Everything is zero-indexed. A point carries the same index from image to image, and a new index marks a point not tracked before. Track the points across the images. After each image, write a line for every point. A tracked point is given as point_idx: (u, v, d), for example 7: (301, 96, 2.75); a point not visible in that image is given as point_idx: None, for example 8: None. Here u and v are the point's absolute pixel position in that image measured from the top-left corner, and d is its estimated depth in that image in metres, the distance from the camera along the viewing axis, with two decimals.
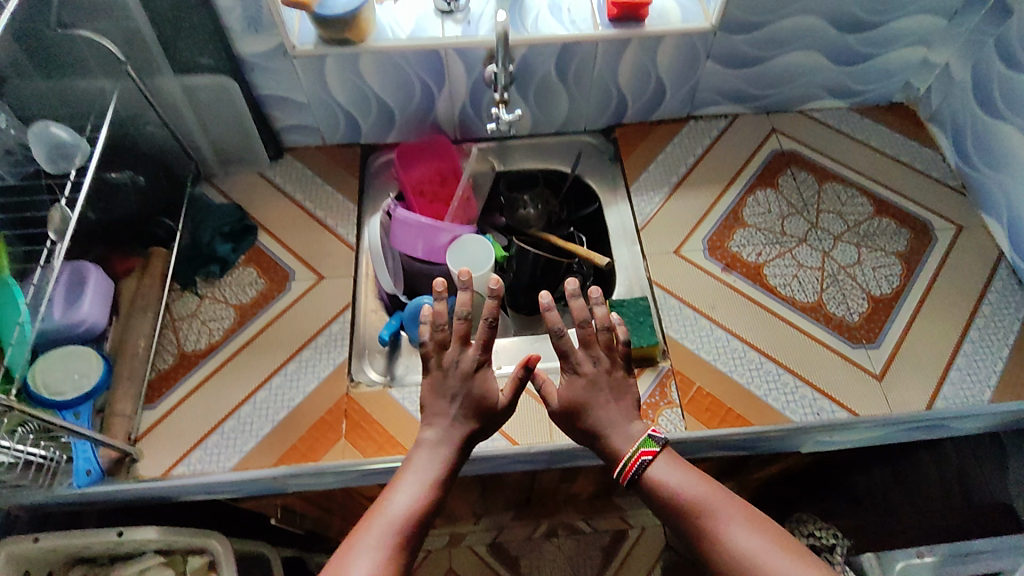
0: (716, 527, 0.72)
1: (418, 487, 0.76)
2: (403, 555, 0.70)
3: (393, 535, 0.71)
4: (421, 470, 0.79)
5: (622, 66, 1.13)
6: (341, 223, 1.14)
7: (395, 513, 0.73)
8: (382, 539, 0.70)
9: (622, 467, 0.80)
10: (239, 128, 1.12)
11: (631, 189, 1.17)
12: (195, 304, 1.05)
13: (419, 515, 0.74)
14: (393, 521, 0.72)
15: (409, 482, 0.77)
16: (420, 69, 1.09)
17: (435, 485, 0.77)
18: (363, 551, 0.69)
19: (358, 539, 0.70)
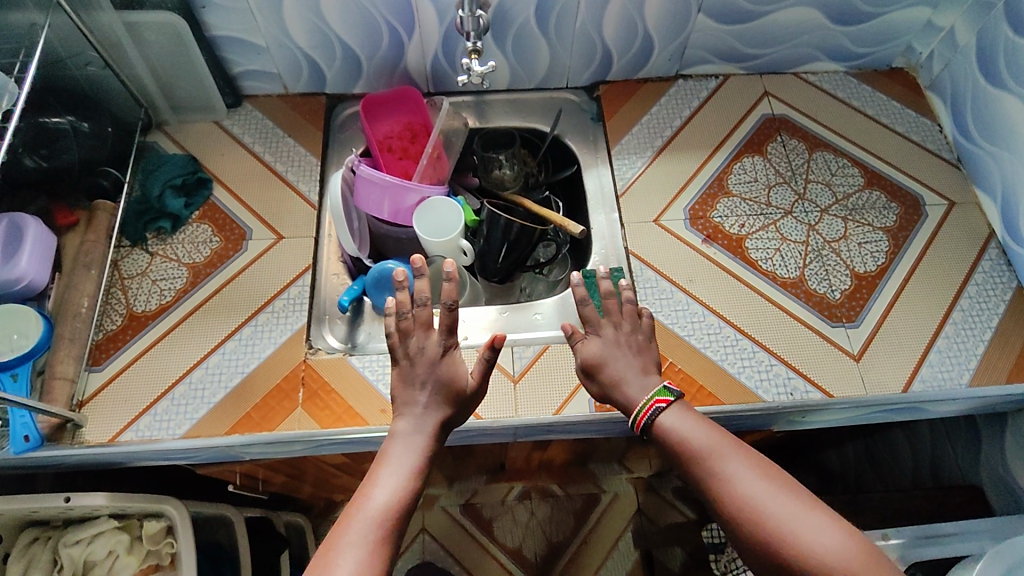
0: (724, 472, 0.68)
1: (397, 477, 0.72)
2: (388, 548, 0.66)
3: (376, 531, 0.66)
4: (399, 459, 0.74)
5: (607, 17, 1.04)
6: (303, 179, 1.07)
7: (376, 506, 0.69)
8: (366, 535, 0.66)
9: (637, 414, 0.76)
10: (191, 73, 1.04)
11: (611, 151, 1.11)
12: (145, 262, 1.00)
13: (400, 506, 0.70)
14: (373, 516, 0.67)
15: (390, 470, 0.73)
16: (387, 13, 1.00)
17: (414, 474, 0.73)
18: (347, 547, 0.65)
19: (341, 535, 0.66)
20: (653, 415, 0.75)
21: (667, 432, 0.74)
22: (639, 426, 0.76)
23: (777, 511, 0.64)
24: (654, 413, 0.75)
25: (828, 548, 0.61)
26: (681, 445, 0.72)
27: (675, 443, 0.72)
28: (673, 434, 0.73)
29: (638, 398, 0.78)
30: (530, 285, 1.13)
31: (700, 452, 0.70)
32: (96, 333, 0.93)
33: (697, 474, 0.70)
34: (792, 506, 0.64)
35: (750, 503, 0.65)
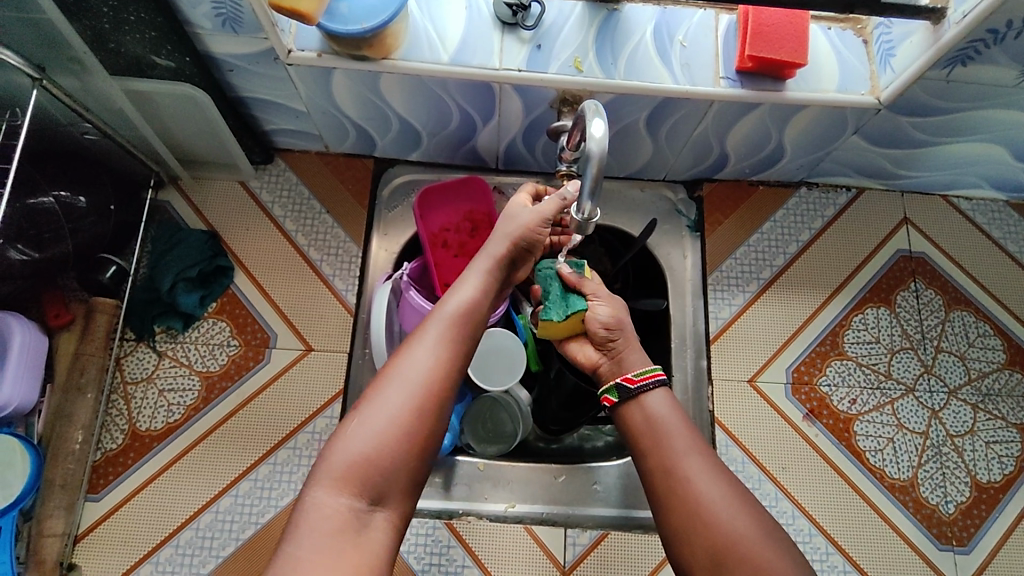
0: (672, 439, 0.64)
1: (481, 279, 0.63)
2: (463, 353, 0.58)
3: (452, 329, 0.58)
4: (479, 268, 0.63)
5: (737, 128, 0.83)
6: (340, 274, 0.91)
7: (455, 308, 0.59)
8: (438, 343, 0.57)
9: (630, 373, 0.69)
10: (212, 136, 0.84)
11: (708, 282, 0.92)
12: (152, 364, 0.85)
13: (480, 311, 0.61)
14: (450, 316, 0.59)
15: (472, 271, 0.63)
16: (462, 99, 0.80)
17: (496, 266, 0.64)
18: (417, 347, 0.56)
19: (413, 335, 0.57)
20: (650, 383, 0.67)
21: (650, 408, 0.66)
22: (632, 384, 0.68)
23: (708, 488, 0.60)
24: (653, 384, 0.68)
25: (744, 535, 0.57)
26: (646, 410, 0.66)
27: (647, 409, 0.66)
28: (650, 404, 0.67)
29: (641, 362, 0.71)
30: (590, 431, 0.95)
31: (658, 419, 0.65)
32: (96, 452, 0.81)
33: (646, 437, 0.65)
34: (728, 490, 0.60)
35: (680, 467, 0.61)
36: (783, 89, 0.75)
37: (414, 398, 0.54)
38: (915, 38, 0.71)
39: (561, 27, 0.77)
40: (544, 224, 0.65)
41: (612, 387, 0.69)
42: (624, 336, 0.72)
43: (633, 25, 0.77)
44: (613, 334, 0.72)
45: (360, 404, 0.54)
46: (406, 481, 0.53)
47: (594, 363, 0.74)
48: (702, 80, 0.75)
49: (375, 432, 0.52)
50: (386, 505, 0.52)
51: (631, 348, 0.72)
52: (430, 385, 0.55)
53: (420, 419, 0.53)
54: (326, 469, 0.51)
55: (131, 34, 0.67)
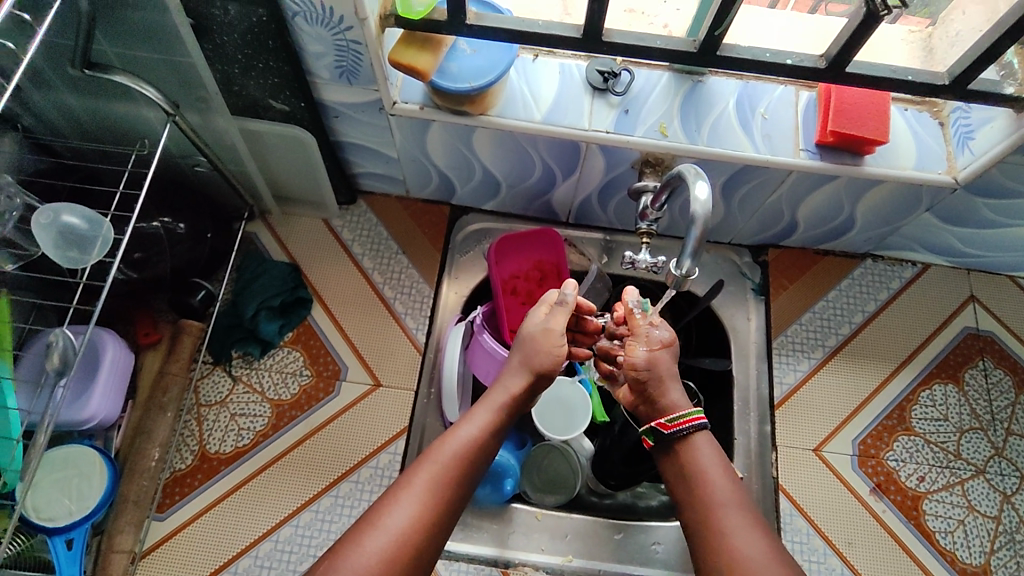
0: (712, 492, 0.60)
1: (480, 423, 0.63)
2: (451, 505, 0.58)
3: (438, 479, 0.58)
4: (474, 414, 0.64)
5: (810, 197, 0.85)
6: (412, 313, 0.94)
7: (448, 455, 0.60)
8: (422, 499, 0.56)
9: (664, 418, 0.65)
10: (308, 175, 0.89)
11: (772, 346, 0.93)
12: (226, 388, 0.88)
13: (475, 456, 0.61)
14: (441, 463, 0.59)
15: (472, 416, 0.64)
16: (548, 154, 0.84)
17: (497, 413, 0.65)
18: (401, 501, 0.55)
19: (400, 484, 0.57)
20: (686, 429, 0.63)
21: (691, 452, 0.63)
22: (666, 431, 0.64)
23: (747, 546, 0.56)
24: (688, 429, 0.63)
25: None
26: (686, 454, 0.64)
27: (687, 454, 0.63)
28: (690, 449, 0.64)
29: (680, 402, 0.66)
30: (645, 487, 0.91)
31: (697, 465, 0.62)
32: (165, 472, 0.82)
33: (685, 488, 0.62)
34: (769, 548, 0.56)
35: (719, 525, 0.58)
36: (861, 164, 0.78)
37: (390, 557, 0.52)
38: (996, 123, 0.74)
39: (648, 94, 0.81)
40: (558, 333, 0.68)
41: (650, 430, 0.66)
42: (654, 377, 0.67)
43: (716, 96, 0.81)
44: (641, 374, 0.67)
45: (336, 551, 0.53)
46: None
47: (631, 401, 0.71)
48: (783, 151, 0.78)
49: None
50: None
51: (665, 387, 0.67)
52: (404, 540, 0.54)
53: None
54: None
55: (256, 78, 0.73)
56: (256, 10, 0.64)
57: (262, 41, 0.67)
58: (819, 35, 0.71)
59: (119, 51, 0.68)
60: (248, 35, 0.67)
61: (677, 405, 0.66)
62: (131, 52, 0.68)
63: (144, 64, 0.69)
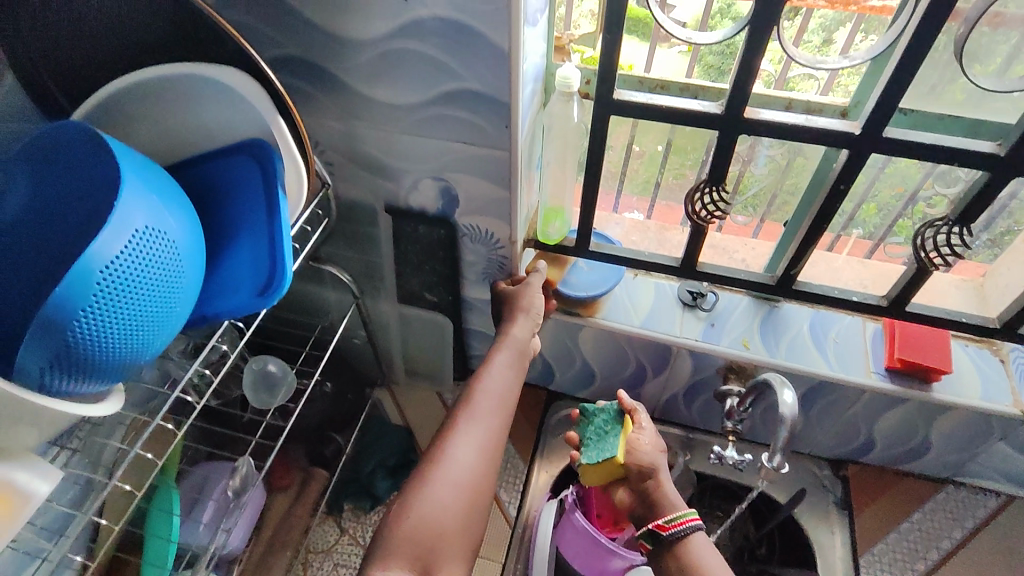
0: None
1: (503, 375, 0.74)
2: (499, 452, 0.67)
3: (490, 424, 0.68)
4: (489, 381, 0.73)
5: (884, 416, 0.93)
6: (507, 487, 1.04)
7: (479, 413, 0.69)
8: (481, 431, 0.67)
9: (662, 520, 0.71)
10: (436, 353, 1.06)
11: (859, 562, 0.95)
12: (333, 538, 0.95)
13: (508, 396, 0.72)
14: (486, 401, 0.70)
15: (496, 362, 0.75)
16: (643, 354, 0.98)
17: (514, 359, 0.76)
18: (460, 444, 0.65)
19: (450, 428, 0.66)
20: (684, 529, 0.69)
21: (689, 553, 0.68)
22: (664, 530, 0.70)
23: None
24: (684, 530, 0.69)
25: None
26: (683, 554, 0.68)
27: (683, 553, 0.68)
28: (686, 547, 0.69)
29: (676, 504, 0.72)
30: None
31: (694, 561, 0.67)
32: None
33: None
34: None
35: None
36: (930, 390, 0.87)
37: (465, 485, 0.62)
38: None
39: (731, 313, 0.97)
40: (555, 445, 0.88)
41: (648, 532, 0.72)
42: (655, 478, 0.75)
43: (791, 319, 0.95)
44: (643, 474, 0.75)
45: (414, 490, 0.61)
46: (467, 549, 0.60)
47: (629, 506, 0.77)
48: (855, 370, 0.89)
49: (423, 514, 0.58)
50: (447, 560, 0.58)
51: (664, 491, 0.74)
52: (464, 479, 0.62)
53: (466, 507, 0.61)
54: (392, 538, 0.57)
55: (420, 277, 0.94)
56: (438, 231, 0.86)
57: (434, 251, 0.89)
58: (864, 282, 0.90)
59: (327, 249, 0.91)
60: (426, 246, 0.89)
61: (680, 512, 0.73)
62: (336, 250, 0.91)
63: (342, 259, 0.92)
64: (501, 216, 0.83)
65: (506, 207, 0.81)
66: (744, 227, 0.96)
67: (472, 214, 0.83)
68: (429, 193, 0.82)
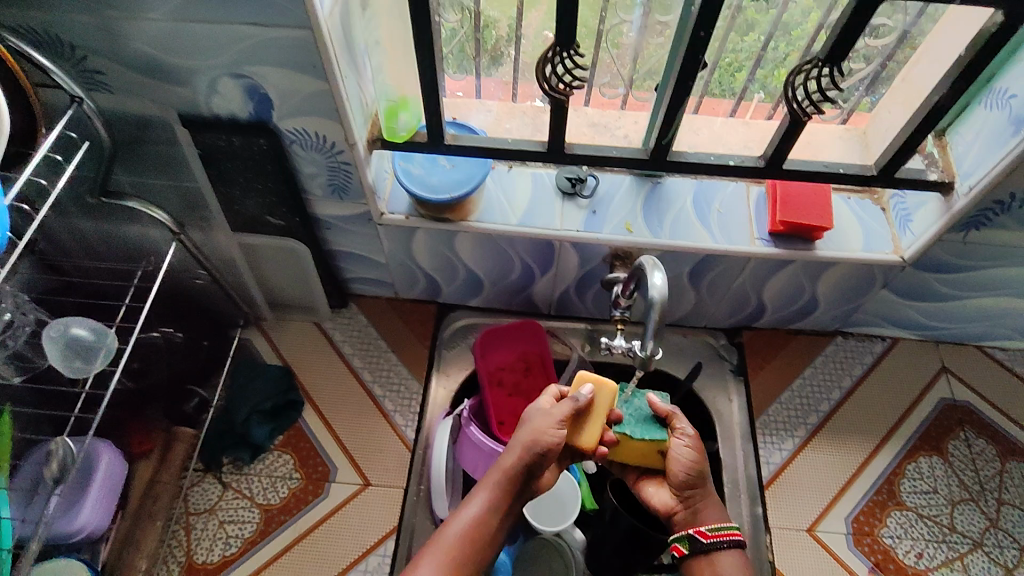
0: None
1: (484, 498, 0.67)
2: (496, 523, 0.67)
3: (445, 562, 0.64)
4: (502, 458, 0.69)
5: (772, 281, 0.91)
6: (400, 410, 0.96)
7: (449, 539, 0.65)
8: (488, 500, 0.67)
9: (703, 527, 0.72)
10: (301, 282, 0.94)
11: (756, 425, 0.95)
12: (215, 495, 0.88)
13: (474, 542, 0.65)
14: (445, 549, 0.64)
15: (508, 449, 0.69)
16: (524, 253, 0.90)
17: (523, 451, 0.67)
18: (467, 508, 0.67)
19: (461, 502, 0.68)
20: (725, 541, 0.71)
21: (721, 565, 0.71)
22: (706, 540, 0.71)
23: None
24: (728, 542, 0.71)
25: None
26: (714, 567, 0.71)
27: (716, 565, 0.70)
28: (722, 559, 0.71)
29: (718, 516, 0.73)
30: None
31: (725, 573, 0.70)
32: None
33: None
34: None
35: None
36: (813, 249, 0.84)
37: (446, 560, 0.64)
38: (929, 207, 0.80)
39: (613, 196, 0.89)
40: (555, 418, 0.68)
41: (685, 537, 0.72)
42: (703, 490, 0.73)
43: (675, 195, 0.89)
44: (693, 482, 0.73)
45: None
46: None
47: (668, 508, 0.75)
48: (740, 240, 0.85)
49: None
50: None
51: (709, 502, 0.74)
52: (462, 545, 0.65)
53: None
54: None
55: (255, 199, 0.80)
56: (256, 141, 0.72)
57: (261, 166, 0.75)
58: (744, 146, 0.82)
59: (131, 179, 0.76)
60: (249, 161, 0.75)
61: (714, 517, 0.73)
62: (144, 181, 0.76)
63: (153, 190, 0.77)
64: (327, 115, 0.68)
65: (330, 103, 0.67)
66: (611, 100, 0.88)
67: (292, 116, 0.69)
68: (234, 95, 0.67)
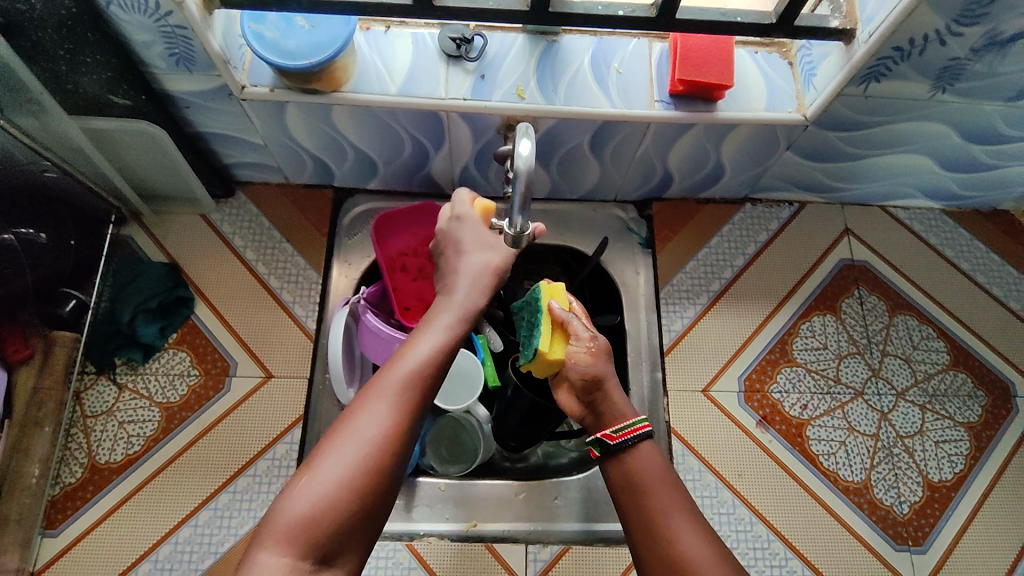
0: (657, 497, 0.65)
1: (449, 322, 0.62)
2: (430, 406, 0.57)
3: (418, 371, 0.57)
4: (459, 298, 0.65)
5: (676, 148, 0.87)
6: (300, 301, 0.93)
7: (416, 359, 0.57)
8: (418, 372, 0.57)
9: (609, 429, 0.70)
10: (171, 170, 0.86)
11: (661, 296, 0.96)
12: (112, 397, 0.86)
13: (438, 373, 0.58)
14: (410, 372, 0.56)
15: (438, 321, 0.62)
16: (412, 128, 0.83)
17: (462, 317, 0.63)
18: (397, 372, 0.56)
19: (382, 370, 0.57)
20: (632, 439, 0.69)
21: (634, 461, 0.68)
22: (611, 441, 0.69)
23: (689, 545, 0.60)
24: (634, 438, 0.69)
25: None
26: (628, 465, 0.68)
27: (628, 464, 0.68)
28: (635, 456, 0.68)
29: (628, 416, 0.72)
30: (552, 447, 0.95)
31: (640, 471, 0.67)
32: (53, 486, 0.81)
33: (629, 496, 0.66)
34: (707, 548, 0.60)
35: (667, 525, 0.62)
36: (715, 109, 0.80)
37: (383, 436, 0.53)
38: (832, 58, 0.75)
39: (503, 58, 0.81)
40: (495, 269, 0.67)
41: (595, 441, 0.70)
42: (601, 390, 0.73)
43: (571, 54, 0.81)
44: (589, 386, 0.73)
45: (320, 450, 0.52)
46: (355, 539, 0.51)
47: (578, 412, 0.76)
48: (638, 103, 0.80)
49: (314, 499, 0.50)
50: (332, 558, 0.49)
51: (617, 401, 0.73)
52: (434, 366, 0.58)
53: (378, 480, 0.52)
54: (274, 528, 0.49)
55: (86, 75, 0.70)
56: None
57: (77, 34, 0.65)
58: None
59: None
60: (63, 28, 0.64)
61: (625, 415, 0.71)
62: None
63: None
64: None
65: None
66: None
67: None
68: None
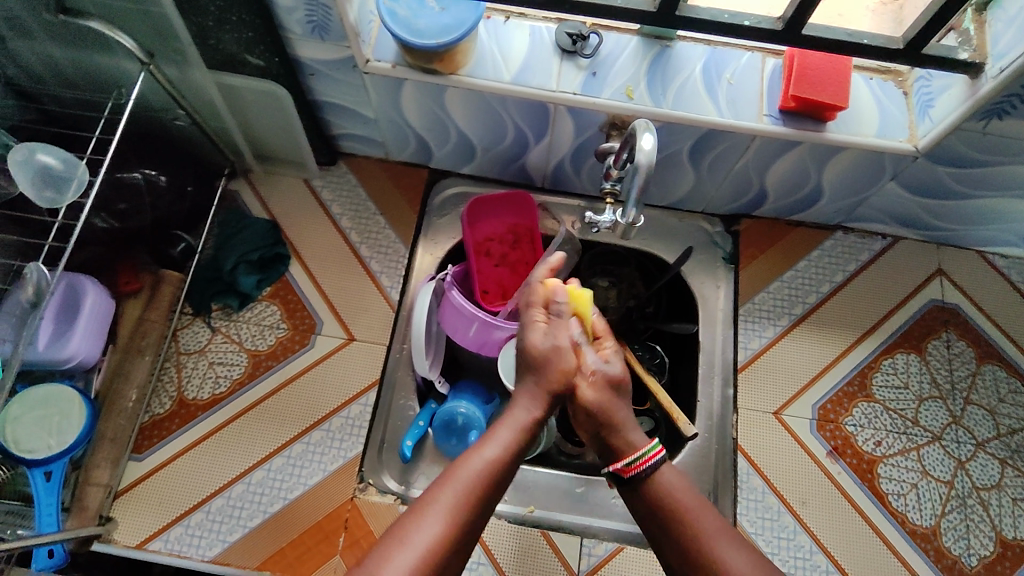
0: (697, 522, 0.62)
1: (503, 439, 0.64)
2: (478, 512, 0.60)
3: (464, 496, 0.59)
4: (515, 411, 0.67)
5: (776, 165, 0.86)
6: (387, 272, 0.96)
7: (466, 481, 0.60)
8: (464, 496, 0.59)
9: (621, 462, 0.67)
10: (287, 133, 0.91)
11: (739, 312, 0.95)
12: (205, 338, 0.91)
13: (499, 479, 0.62)
14: (461, 491, 0.59)
15: (495, 436, 0.64)
16: (519, 117, 0.86)
17: (519, 433, 0.65)
18: (445, 501, 0.59)
19: (425, 500, 0.59)
20: (649, 468, 0.65)
21: (655, 490, 0.65)
22: (625, 474, 0.66)
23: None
24: (650, 467, 0.65)
25: None
26: (655, 490, 0.65)
27: (656, 492, 0.65)
28: (657, 484, 0.65)
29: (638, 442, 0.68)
30: None
31: (670, 497, 0.64)
32: (144, 414, 0.86)
33: (656, 518, 0.64)
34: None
35: (710, 549, 0.60)
36: (824, 130, 0.79)
37: (430, 555, 0.55)
38: (954, 90, 0.74)
39: (616, 58, 0.82)
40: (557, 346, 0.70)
41: (610, 475, 0.67)
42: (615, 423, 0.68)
43: (684, 61, 0.82)
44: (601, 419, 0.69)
45: (374, 558, 0.55)
46: None
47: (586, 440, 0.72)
48: (747, 115, 0.80)
49: None
50: None
51: (629, 429, 0.68)
52: (487, 476, 0.61)
53: None
54: None
55: (230, 34, 0.75)
56: None
57: None
58: (767, 0, 0.73)
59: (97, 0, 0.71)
60: None
61: (634, 444, 0.67)
62: (108, 1, 0.70)
63: (121, 14, 0.72)
64: None
65: None
66: None
67: None
68: None
